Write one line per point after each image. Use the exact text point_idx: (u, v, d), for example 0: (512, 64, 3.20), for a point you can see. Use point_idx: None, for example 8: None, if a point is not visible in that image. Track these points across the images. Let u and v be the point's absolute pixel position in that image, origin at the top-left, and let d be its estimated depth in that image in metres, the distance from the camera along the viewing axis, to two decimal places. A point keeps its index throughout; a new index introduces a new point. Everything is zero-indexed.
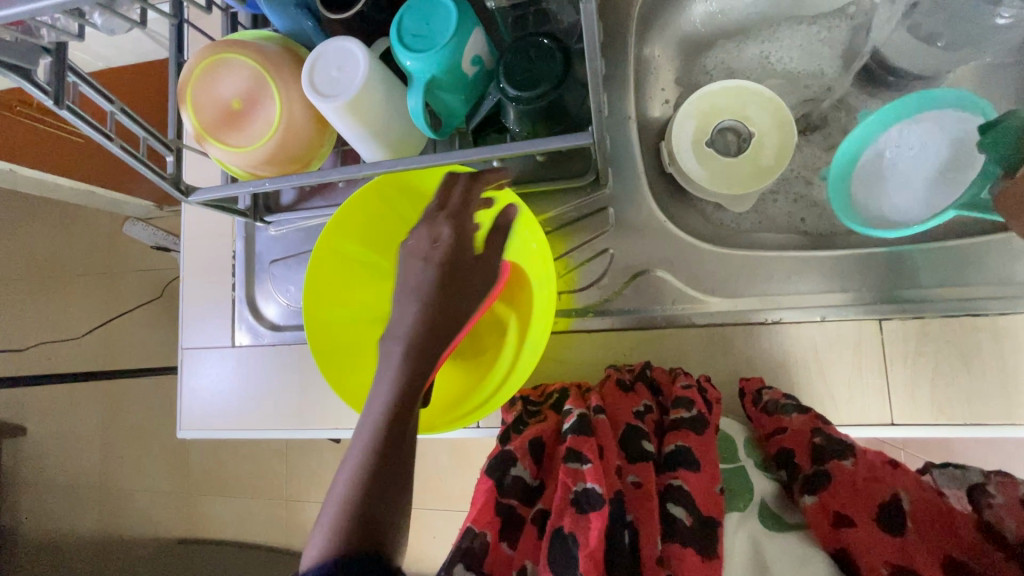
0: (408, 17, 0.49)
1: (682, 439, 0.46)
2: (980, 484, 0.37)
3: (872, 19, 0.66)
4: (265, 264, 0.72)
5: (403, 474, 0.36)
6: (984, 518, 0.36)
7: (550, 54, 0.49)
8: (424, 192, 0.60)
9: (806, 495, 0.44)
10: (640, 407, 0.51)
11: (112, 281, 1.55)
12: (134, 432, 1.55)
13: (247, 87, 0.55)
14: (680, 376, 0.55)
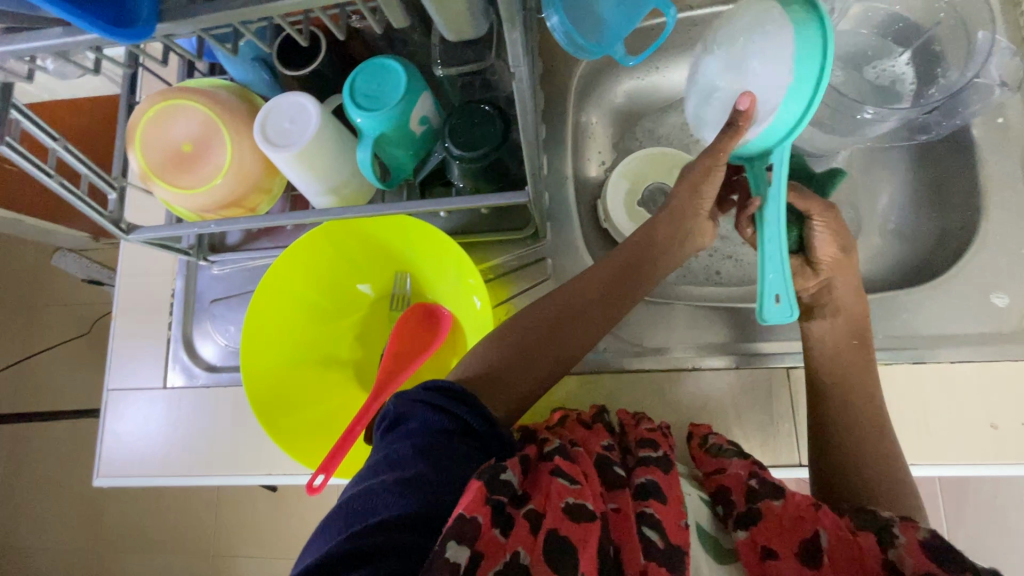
0: (360, 80, 0.52)
1: (654, 474, 0.41)
2: (898, 527, 0.37)
3: None
4: (205, 303, 0.72)
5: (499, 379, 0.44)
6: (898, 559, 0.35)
7: (491, 119, 0.53)
8: (372, 240, 0.63)
9: (737, 530, 0.41)
10: (606, 442, 0.46)
11: (24, 320, 1.45)
12: (40, 486, 1.41)
13: (200, 133, 0.57)
14: (643, 420, 0.52)
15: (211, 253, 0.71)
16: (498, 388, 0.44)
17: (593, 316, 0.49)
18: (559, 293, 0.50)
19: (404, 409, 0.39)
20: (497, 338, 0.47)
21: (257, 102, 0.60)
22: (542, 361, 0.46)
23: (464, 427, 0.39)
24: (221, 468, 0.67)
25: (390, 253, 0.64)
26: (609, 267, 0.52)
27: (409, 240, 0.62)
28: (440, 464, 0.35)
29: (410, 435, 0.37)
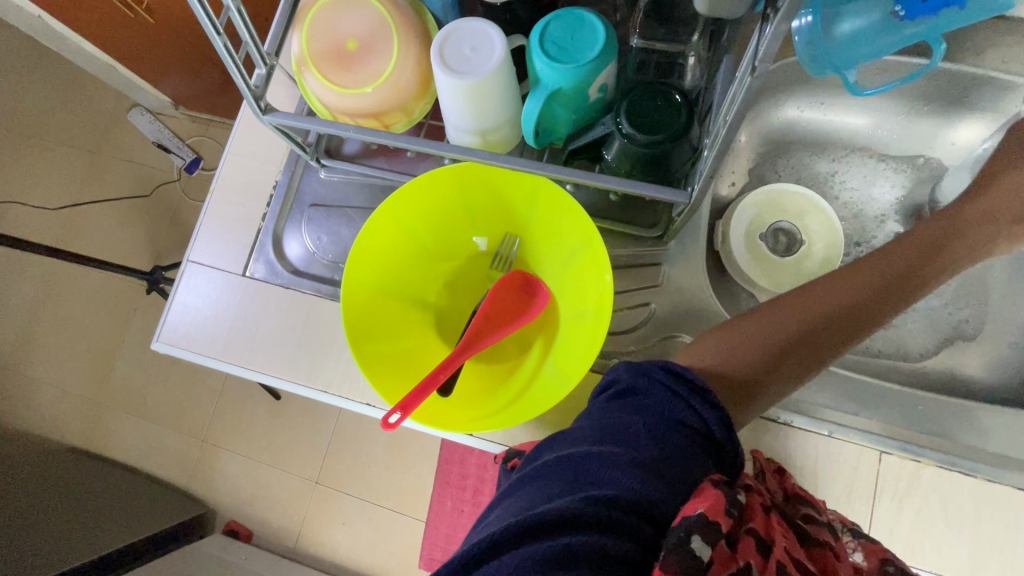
0: (553, 28, 0.49)
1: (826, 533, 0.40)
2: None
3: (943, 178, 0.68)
4: (305, 205, 0.70)
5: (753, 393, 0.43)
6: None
7: (674, 109, 0.50)
8: (499, 194, 0.59)
9: None
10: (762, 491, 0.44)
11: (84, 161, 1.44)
12: (55, 326, 1.41)
13: (368, 33, 0.54)
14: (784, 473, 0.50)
15: (325, 156, 0.69)
16: (744, 391, 0.43)
17: (838, 333, 0.45)
18: (802, 299, 0.47)
19: (638, 385, 0.40)
20: (739, 335, 0.45)
21: (428, 18, 0.56)
22: (786, 370, 0.44)
23: (704, 432, 0.38)
24: (276, 371, 0.66)
25: (509, 212, 0.61)
26: (856, 285, 0.47)
27: (535, 205, 0.59)
28: (671, 460, 0.35)
29: (644, 410, 0.38)
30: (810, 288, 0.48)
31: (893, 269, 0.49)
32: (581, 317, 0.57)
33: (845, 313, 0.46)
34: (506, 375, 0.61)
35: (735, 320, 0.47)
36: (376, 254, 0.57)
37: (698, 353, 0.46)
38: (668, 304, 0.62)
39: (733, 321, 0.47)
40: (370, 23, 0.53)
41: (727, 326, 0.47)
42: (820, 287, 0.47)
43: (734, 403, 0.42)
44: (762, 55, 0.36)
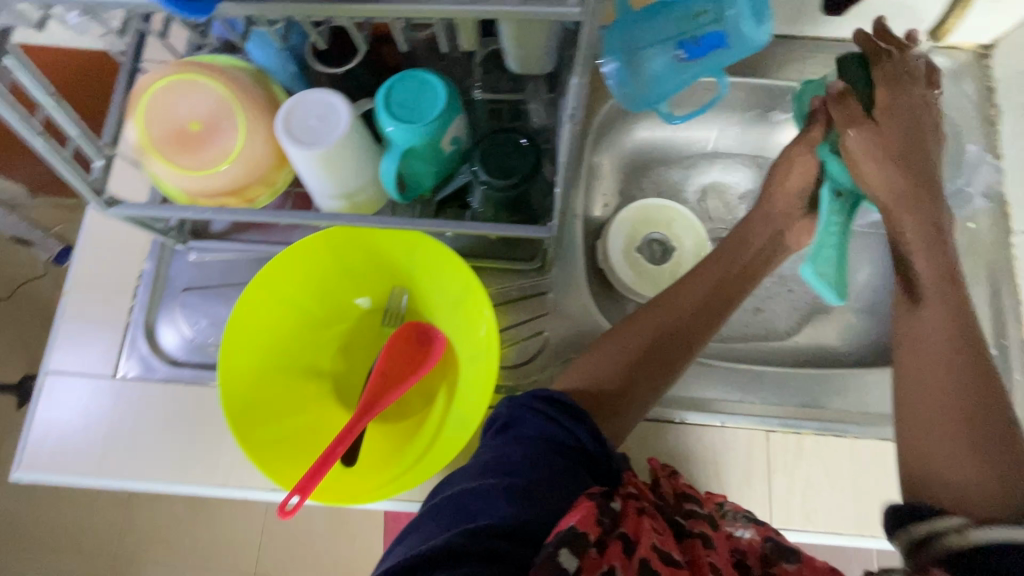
0: (396, 89, 0.50)
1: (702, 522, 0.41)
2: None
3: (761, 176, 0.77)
4: (177, 291, 0.66)
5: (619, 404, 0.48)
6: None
7: (523, 151, 0.53)
8: (377, 250, 0.60)
9: None
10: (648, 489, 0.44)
11: None
12: None
13: (210, 112, 0.53)
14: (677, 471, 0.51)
15: (192, 238, 0.65)
16: (615, 409, 0.47)
17: (687, 340, 0.52)
18: (652, 313, 0.53)
19: (514, 416, 0.41)
20: (604, 357, 0.50)
21: (274, 87, 0.56)
22: (647, 383, 0.49)
23: (580, 449, 0.39)
24: (166, 474, 0.61)
25: (391, 267, 0.62)
26: (692, 295, 0.54)
27: (414, 257, 0.60)
28: (548, 480, 0.36)
29: (522, 439, 0.39)
30: (659, 304, 0.54)
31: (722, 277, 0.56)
32: (474, 359, 0.58)
33: (689, 321, 0.53)
34: (413, 431, 0.60)
35: (600, 343, 0.51)
36: (254, 329, 0.56)
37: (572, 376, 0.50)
38: (561, 330, 0.65)
39: (598, 344, 0.51)
40: (211, 102, 0.52)
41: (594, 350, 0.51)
42: (666, 302, 0.54)
43: (608, 422, 0.47)
44: (576, 104, 0.39)
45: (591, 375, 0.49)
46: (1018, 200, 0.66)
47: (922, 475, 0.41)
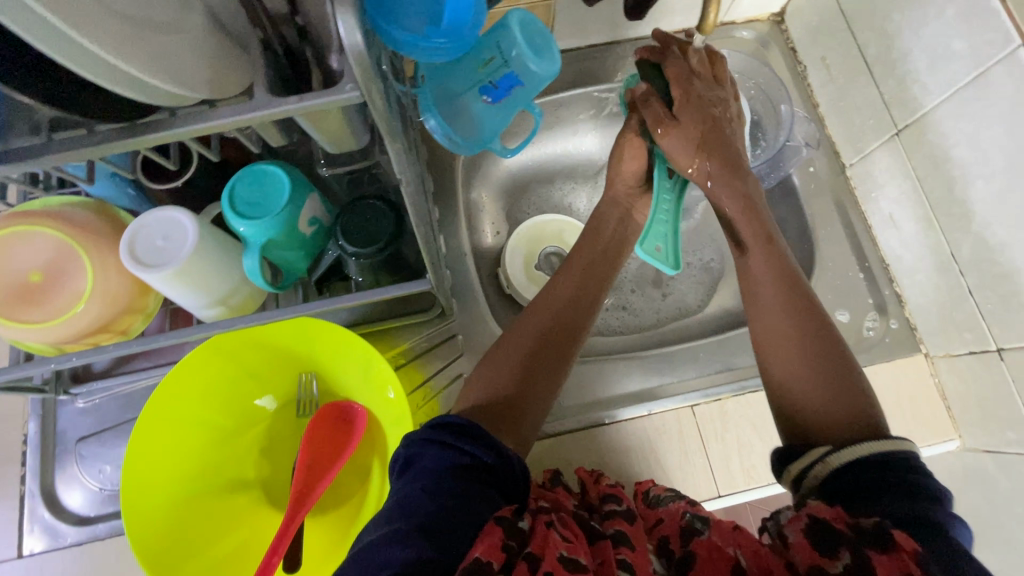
0: (240, 188, 0.51)
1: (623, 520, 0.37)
2: (785, 524, 0.36)
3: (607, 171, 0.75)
4: (70, 443, 0.62)
5: (519, 410, 0.45)
6: (796, 560, 0.34)
7: (381, 214, 0.54)
8: (270, 346, 0.59)
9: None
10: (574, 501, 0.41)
11: None
12: None
13: (51, 258, 0.51)
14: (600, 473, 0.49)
15: (74, 384, 0.62)
16: (514, 417, 0.45)
17: (569, 329, 0.51)
18: (531, 314, 0.52)
19: (413, 451, 0.38)
20: (496, 365, 0.48)
21: (119, 213, 0.54)
22: (541, 381, 0.47)
23: (487, 463, 0.37)
24: None
25: (291, 357, 0.60)
26: (567, 285, 0.55)
27: (311, 342, 0.59)
28: (452, 508, 0.33)
29: (421, 473, 0.36)
30: (535, 302, 0.53)
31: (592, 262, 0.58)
32: (394, 426, 0.57)
33: (568, 311, 0.53)
34: (355, 512, 0.59)
35: (486, 357, 0.50)
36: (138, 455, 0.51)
37: (468, 392, 0.47)
38: None
39: (484, 360, 0.50)
40: (50, 248, 0.50)
41: (481, 367, 0.49)
42: (542, 298, 0.53)
43: (510, 431, 0.44)
44: (401, 166, 0.41)
45: (482, 388, 0.46)
46: (841, 138, 0.74)
47: (785, 402, 0.45)
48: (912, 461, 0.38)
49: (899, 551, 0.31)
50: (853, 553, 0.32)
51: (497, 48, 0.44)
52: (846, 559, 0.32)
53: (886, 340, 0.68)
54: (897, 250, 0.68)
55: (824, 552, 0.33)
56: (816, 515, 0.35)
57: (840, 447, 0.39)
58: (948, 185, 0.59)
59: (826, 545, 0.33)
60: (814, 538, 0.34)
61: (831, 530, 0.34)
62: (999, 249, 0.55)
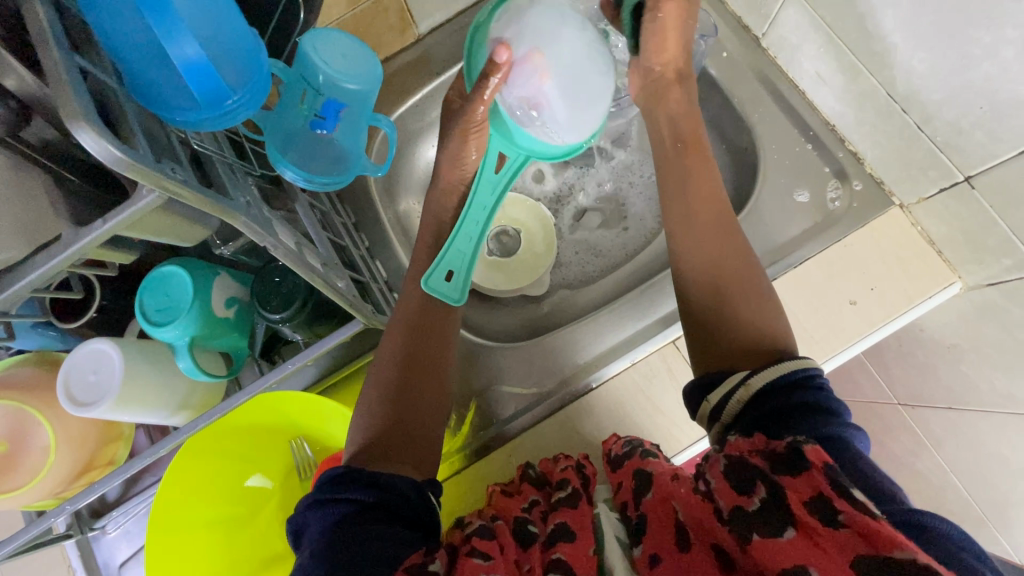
0: (147, 298, 0.49)
1: (566, 515, 0.41)
2: (709, 471, 0.38)
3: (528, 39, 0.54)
4: (114, 570, 0.66)
5: (406, 438, 0.46)
6: (720, 505, 0.35)
7: (293, 273, 0.54)
8: (250, 426, 0.60)
9: (634, 545, 0.39)
10: (526, 503, 0.46)
11: None
12: None
13: (8, 425, 0.51)
14: (562, 460, 0.52)
15: (95, 519, 0.64)
16: (405, 445, 0.46)
17: (435, 338, 0.52)
18: (393, 334, 0.52)
19: (303, 521, 0.40)
20: (372, 400, 0.48)
21: (59, 356, 0.54)
22: (417, 399, 0.48)
23: (370, 502, 0.39)
24: None
25: (275, 429, 0.61)
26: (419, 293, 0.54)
27: (286, 409, 0.59)
28: (338, 552, 0.36)
29: (311, 540, 0.38)
30: (394, 320, 0.53)
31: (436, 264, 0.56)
32: None
33: (427, 317, 0.53)
34: None
35: (363, 392, 0.50)
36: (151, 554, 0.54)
37: (354, 433, 0.48)
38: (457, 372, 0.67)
39: (363, 396, 0.50)
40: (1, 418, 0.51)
41: (360, 403, 0.50)
42: (399, 314, 0.53)
43: (404, 459, 0.45)
44: (260, 233, 0.39)
45: (368, 427, 0.47)
46: (744, 10, 0.67)
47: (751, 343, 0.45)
48: (814, 379, 0.40)
49: (810, 470, 0.33)
50: (767, 484, 0.34)
51: (304, 80, 0.43)
52: (762, 494, 0.34)
53: (854, 205, 0.63)
54: (837, 108, 0.63)
55: (742, 491, 0.35)
56: (734, 455, 0.37)
57: (758, 369, 0.42)
58: (860, 25, 0.53)
59: (742, 484, 0.35)
60: (733, 481, 0.36)
61: (745, 467, 0.36)
62: (931, 76, 0.50)
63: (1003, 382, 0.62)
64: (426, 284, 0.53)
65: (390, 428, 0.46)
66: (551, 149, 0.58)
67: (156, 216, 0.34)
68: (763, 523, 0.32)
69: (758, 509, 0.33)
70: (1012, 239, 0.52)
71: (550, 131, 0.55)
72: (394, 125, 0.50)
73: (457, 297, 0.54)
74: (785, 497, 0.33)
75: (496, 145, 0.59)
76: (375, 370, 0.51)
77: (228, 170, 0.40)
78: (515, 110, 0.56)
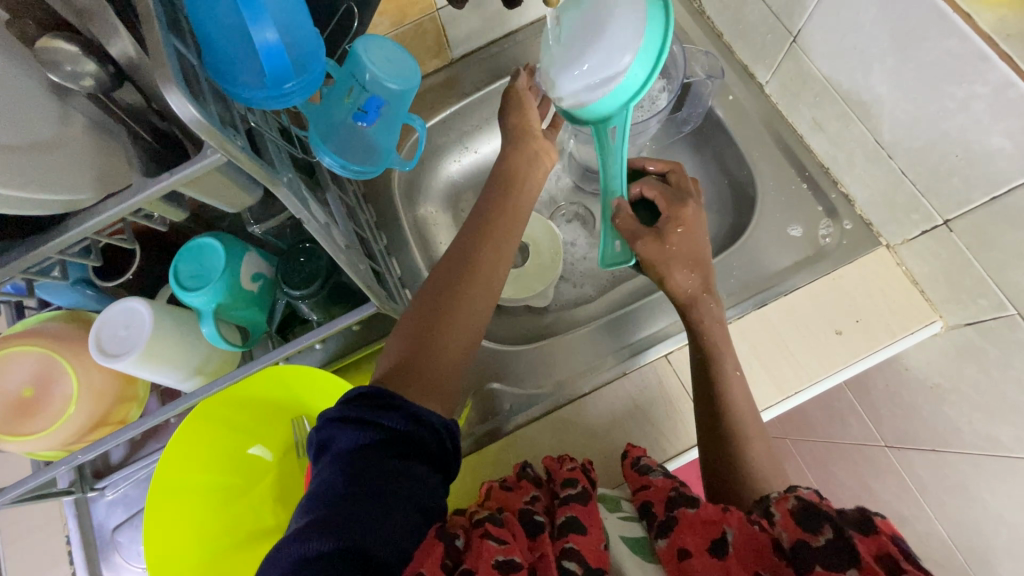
0: (181, 267, 0.54)
1: (576, 511, 0.44)
2: (775, 504, 0.43)
3: (577, 76, 0.57)
4: (107, 534, 0.67)
5: (436, 369, 0.47)
6: (782, 536, 0.41)
7: (315, 256, 0.59)
8: (255, 399, 0.63)
9: (659, 538, 0.44)
10: (528, 497, 0.49)
11: None
12: None
13: (35, 371, 0.54)
14: (566, 460, 0.54)
15: (97, 480, 0.67)
16: (430, 374, 0.47)
17: (480, 287, 0.52)
18: (437, 277, 0.52)
19: (332, 432, 0.41)
20: (404, 334, 0.49)
21: (89, 316, 0.58)
22: (450, 339, 0.49)
23: (399, 434, 0.41)
24: None
25: (275, 407, 0.64)
26: (475, 237, 0.55)
27: (291, 388, 0.63)
28: (372, 483, 0.38)
29: (339, 456, 0.40)
30: (441, 265, 0.54)
31: (498, 212, 0.57)
32: None
33: (474, 264, 0.53)
34: None
35: (396, 329, 0.51)
36: (148, 518, 0.56)
37: (384, 361, 0.49)
38: None
39: (394, 332, 0.51)
40: (31, 362, 0.54)
41: (395, 334, 0.50)
42: (448, 261, 0.53)
43: (431, 389, 0.46)
44: (297, 206, 0.43)
45: (396, 356, 0.48)
46: (750, 60, 0.74)
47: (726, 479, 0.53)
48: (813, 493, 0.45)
49: (878, 534, 0.39)
50: (835, 529, 0.39)
51: (353, 78, 0.48)
52: (828, 535, 0.39)
53: (844, 243, 0.68)
54: (831, 152, 0.68)
55: (807, 528, 0.40)
56: (803, 499, 0.42)
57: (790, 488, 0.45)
58: (851, 77, 0.59)
59: (810, 523, 0.40)
60: (799, 518, 0.41)
61: (816, 511, 0.41)
62: (913, 126, 0.55)
63: (981, 423, 0.64)
64: (605, 263, 0.67)
65: (420, 360, 0.47)
66: (633, 74, 0.56)
67: (213, 176, 0.38)
68: (827, 558, 0.38)
69: (822, 547, 0.38)
70: (987, 280, 0.56)
71: (613, 70, 0.55)
72: (426, 127, 0.56)
73: (629, 258, 0.65)
74: (852, 546, 0.38)
75: (617, 115, 0.60)
76: (414, 310, 0.51)
77: (275, 149, 0.45)
78: (593, 93, 0.57)
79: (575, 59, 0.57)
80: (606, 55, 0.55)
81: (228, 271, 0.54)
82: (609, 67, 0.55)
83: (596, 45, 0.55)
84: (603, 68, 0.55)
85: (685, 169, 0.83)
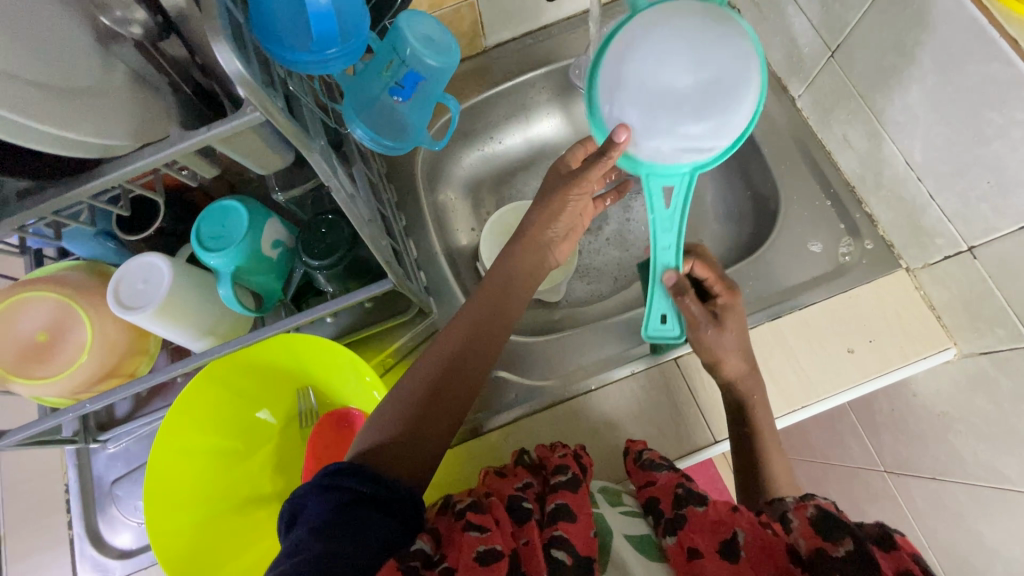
0: (204, 227, 0.54)
1: (566, 498, 0.44)
2: (793, 511, 0.43)
3: (659, 131, 0.53)
4: (106, 486, 0.68)
5: (425, 445, 0.43)
6: (800, 545, 0.40)
7: (337, 228, 0.59)
8: (262, 365, 0.63)
9: (668, 535, 0.45)
10: (520, 483, 0.48)
11: None
12: None
13: (52, 317, 0.55)
14: (558, 446, 0.55)
15: (101, 432, 0.67)
16: (416, 453, 0.43)
17: (479, 358, 0.49)
18: (437, 346, 0.49)
19: (298, 501, 0.38)
20: (395, 404, 0.45)
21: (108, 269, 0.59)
22: (441, 413, 0.45)
23: (367, 496, 0.37)
24: None
25: (281, 374, 0.65)
26: (483, 303, 0.53)
27: (300, 358, 0.63)
28: (343, 550, 0.34)
29: (306, 526, 0.36)
30: (444, 330, 0.51)
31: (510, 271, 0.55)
32: None
33: (478, 333, 0.50)
34: None
35: (387, 398, 0.47)
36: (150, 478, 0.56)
37: (369, 431, 0.44)
38: None
39: (384, 401, 0.47)
40: (47, 309, 0.54)
41: (383, 405, 0.46)
42: (451, 327, 0.51)
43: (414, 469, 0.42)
44: (326, 175, 0.43)
45: (382, 429, 0.44)
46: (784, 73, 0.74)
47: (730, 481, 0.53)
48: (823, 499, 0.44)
49: (899, 551, 0.37)
50: (855, 540, 0.38)
51: (393, 52, 0.49)
52: (849, 546, 0.38)
53: (864, 262, 0.67)
54: (859, 171, 0.68)
55: (827, 536, 0.39)
56: (823, 507, 0.42)
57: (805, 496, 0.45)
58: (886, 97, 0.59)
59: (829, 532, 0.39)
60: (817, 524, 0.40)
61: (834, 519, 0.40)
62: (945, 149, 0.55)
63: (986, 454, 0.63)
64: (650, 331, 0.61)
65: (409, 434, 0.43)
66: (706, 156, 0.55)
67: (246, 135, 0.39)
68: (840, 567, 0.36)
69: (842, 556, 0.37)
70: (1007, 309, 0.55)
71: (698, 148, 0.53)
72: (458, 107, 0.56)
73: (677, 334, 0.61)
74: (872, 556, 0.37)
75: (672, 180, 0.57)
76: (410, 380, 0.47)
77: (311, 115, 0.45)
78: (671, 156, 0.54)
79: (660, 115, 0.52)
80: (707, 127, 0.52)
81: (251, 235, 0.54)
82: (703, 140, 0.53)
83: (698, 107, 0.52)
84: (691, 140, 0.53)
85: (708, 176, 0.83)
